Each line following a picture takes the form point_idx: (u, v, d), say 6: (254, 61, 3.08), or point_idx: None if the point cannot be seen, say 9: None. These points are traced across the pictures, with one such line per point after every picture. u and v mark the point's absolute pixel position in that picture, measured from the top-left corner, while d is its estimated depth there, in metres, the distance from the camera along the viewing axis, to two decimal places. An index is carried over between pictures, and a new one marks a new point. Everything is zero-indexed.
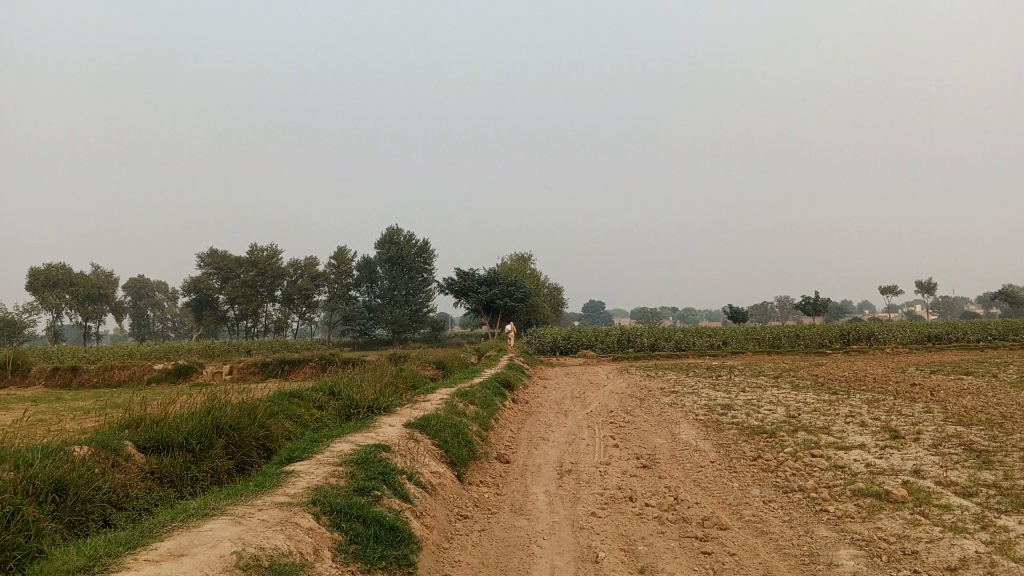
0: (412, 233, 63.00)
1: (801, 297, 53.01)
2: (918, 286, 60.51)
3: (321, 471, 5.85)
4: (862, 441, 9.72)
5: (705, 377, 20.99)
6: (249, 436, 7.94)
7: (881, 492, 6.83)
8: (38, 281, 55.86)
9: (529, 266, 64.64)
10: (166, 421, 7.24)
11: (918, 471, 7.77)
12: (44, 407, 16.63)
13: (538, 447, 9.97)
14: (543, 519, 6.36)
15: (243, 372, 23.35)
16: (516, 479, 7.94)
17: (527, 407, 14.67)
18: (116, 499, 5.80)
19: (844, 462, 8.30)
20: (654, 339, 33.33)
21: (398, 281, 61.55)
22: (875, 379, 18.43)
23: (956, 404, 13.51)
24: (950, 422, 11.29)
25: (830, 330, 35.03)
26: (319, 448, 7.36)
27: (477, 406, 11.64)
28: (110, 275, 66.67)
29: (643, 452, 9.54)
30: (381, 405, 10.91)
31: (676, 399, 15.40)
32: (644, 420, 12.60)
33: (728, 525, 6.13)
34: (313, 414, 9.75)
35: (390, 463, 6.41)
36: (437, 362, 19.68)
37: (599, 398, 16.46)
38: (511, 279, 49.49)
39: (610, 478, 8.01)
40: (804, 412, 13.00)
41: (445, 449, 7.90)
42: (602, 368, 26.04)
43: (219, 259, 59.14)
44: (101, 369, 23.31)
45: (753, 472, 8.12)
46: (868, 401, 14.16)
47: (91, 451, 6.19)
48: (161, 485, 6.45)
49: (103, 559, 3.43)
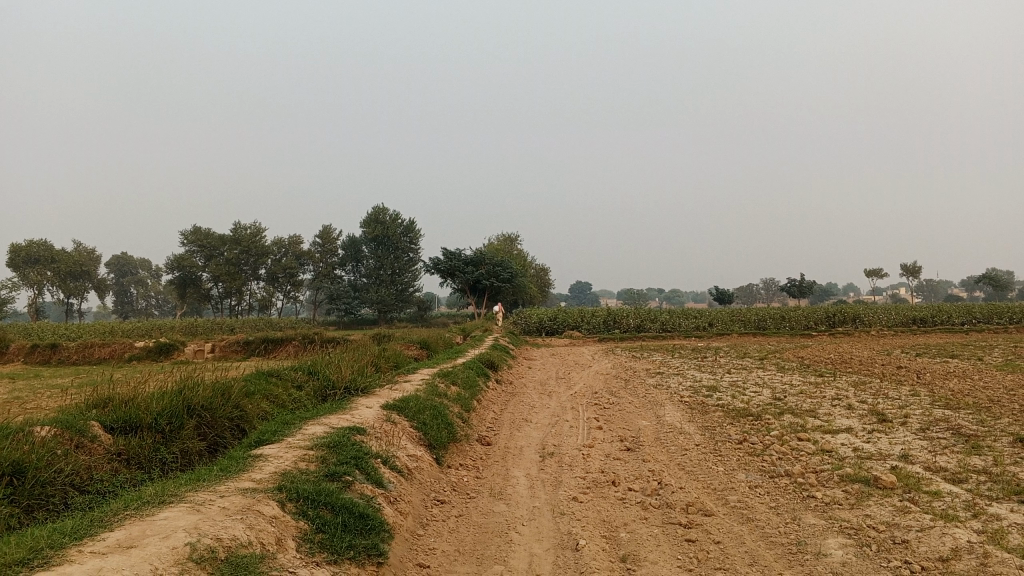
0: (397, 212, 62.41)
1: (787, 279, 53.05)
2: (903, 270, 60.83)
3: (290, 454, 5.62)
4: (849, 425, 9.56)
5: (691, 358, 20.88)
6: (222, 417, 7.70)
7: (869, 478, 6.69)
8: (19, 258, 54.98)
9: (515, 246, 64.27)
10: (135, 401, 6.97)
11: (907, 456, 7.63)
12: (21, 384, 16.32)
13: (520, 429, 9.79)
14: (523, 504, 6.16)
15: (225, 351, 23.07)
16: (496, 463, 7.75)
17: (510, 388, 14.49)
18: (79, 482, 5.55)
19: (830, 446, 8.14)
20: (639, 320, 33.20)
21: (384, 261, 61.00)
22: (861, 362, 18.34)
23: (942, 387, 13.40)
24: (938, 405, 11.18)
25: (816, 312, 34.98)
26: (291, 430, 7.10)
27: (459, 387, 11.40)
28: (92, 251, 65.96)
29: (627, 434, 9.36)
30: (359, 386, 10.63)
31: (662, 381, 15.22)
32: (629, 402, 12.44)
33: (713, 511, 5.94)
34: (290, 394, 9.52)
35: (364, 446, 6.19)
36: (422, 342, 19.44)
37: (584, 379, 16.31)
38: (497, 259, 49.20)
39: (593, 461, 7.81)
40: (790, 394, 12.88)
41: (423, 431, 7.69)
42: (588, 349, 25.90)
43: (202, 236, 58.47)
44: (81, 347, 22.93)
45: (739, 457, 7.95)
46: (854, 384, 14.05)
47: (53, 431, 5.94)
48: (128, 467, 6.21)
49: (43, 551, 3.18)
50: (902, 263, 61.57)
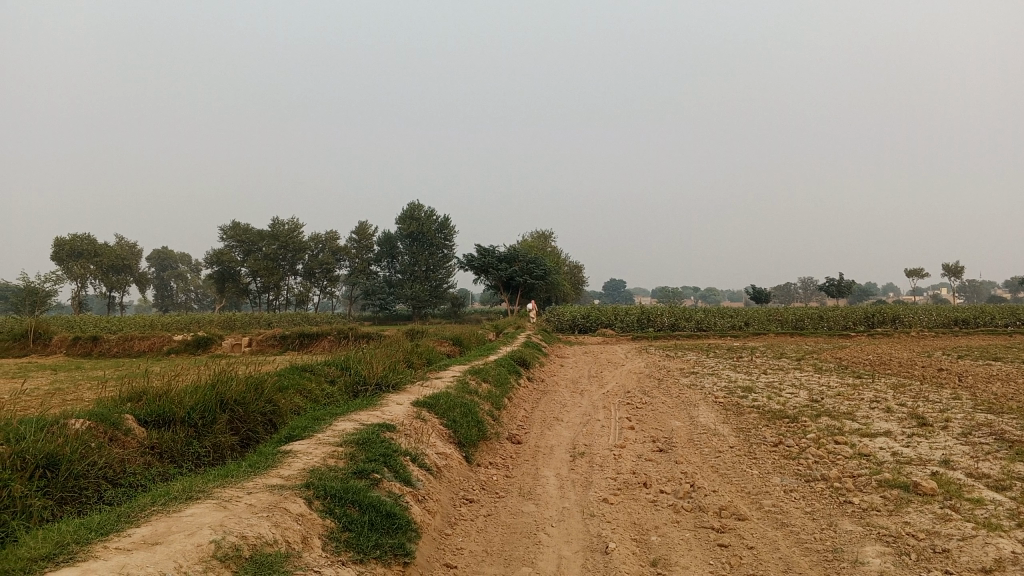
0: (432, 209, 62.57)
1: (826, 279, 52.32)
2: (944, 270, 59.67)
3: (319, 451, 5.60)
4: (887, 429, 9.34)
5: (726, 358, 20.65)
6: (255, 412, 7.73)
7: (909, 483, 6.52)
8: (63, 251, 56.10)
9: (549, 243, 64.14)
10: (168, 395, 7.03)
11: (948, 461, 7.43)
12: (64, 376, 16.60)
13: (552, 428, 9.71)
14: (553, 504, 6.10)
15: (261, 345, 23.32)
16: (526, 461, 7.69)
17: (543, 386, 14.45)
18: (112, 474, 5.60)
19: (868, 450, 7.96)
20: (674, 319, 32.93)
21: (419, 257, 61.23)
22: (900, 364, 17.98)
23: (985, 391, 13.06)
24: (980, 409, 10.90)
25: (855, 312, 34.42)
26: (321, 426, 7.11)
27: (490, 384, 11.39)
28: (134, 246, 67.11)
29: (659, 435, 9.25)
30: (390, 382, 10.63)
31: (696, 381, 15.06)
32: (662, 402, 12.30)
33: (746, 515, 5.83)
34: (323, 388, 9.56)
35: (393, 443, 6.16)
36: (454, 338, 19.45)
37: (616, 378, 16.20)
38: (530, 256, 49.14)
39: (625, 462, 7.71)
40: (827, 396, 12.65)
41: (453, 429, 7.65)
42: (621, 347, 25.79)
43: (241, 232, 59.20)
44: (122, 339, 23.32)
45: (774, 459, 7.81)
46: (894, 386, 13.77)
47: (88, 424, 6.00)
48: (161, 461, 6.26)
49: (69, 547, 3.19)
50: (944, 263, 60.38)
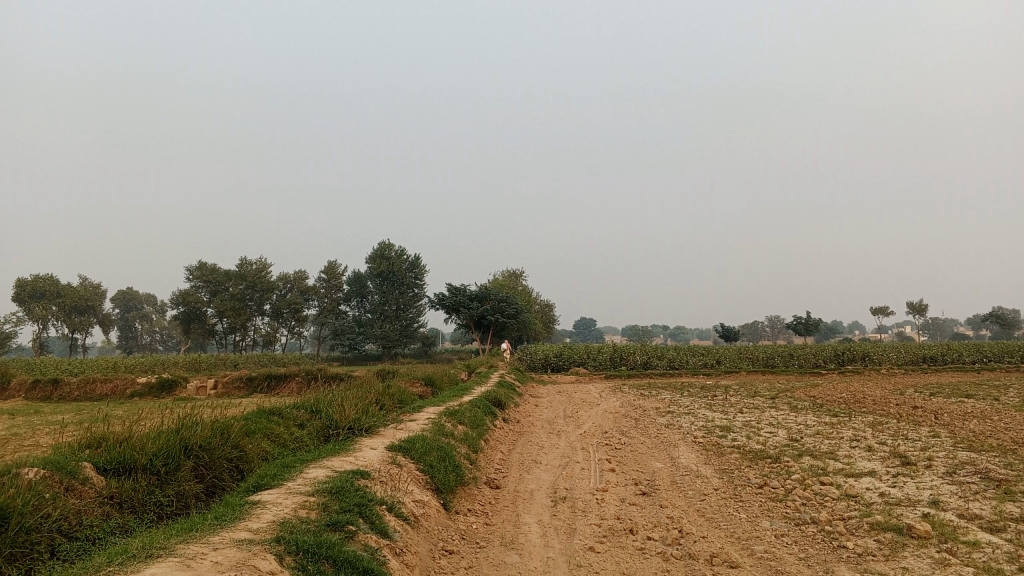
0: (402, 249, 62.29)
1: (794, 317, 52.63)
2: (909, 308, 60.46)
3: (290, 501, 5.29)
4: (871, 468, 9.17)
5: (701, 396, 20.51)
6: (221, 458, 7.36)
7: (902, 526, 6.32)
8: (25, 292, 54.90)
9: (520, 282, 63.93)
10: (130, 441, 6.65)
11: (938, 502, 7.26)
12: (22, 421, 15.94)
13: (530, 471, 9.44)
14: (536, 554, 5.81)
15: (228, 387, 22.74)
16: (506, 508, 7.40)
17: (518, 427, 14.11)
18: (68, 528, 5.24)
19: (856, 491, 7.78)
20: (646, 357, 32.82)
21: (388, 296, 60.74)
22: (875, 401, 17.92)
23: (963, 428, 12.96)
24: (961, 447, 10.79)
25: (825, 349, 34.59)
26: (291, 474, 6.76)
27: (466, 426, 11.06)
28: (98, 287, 65.93)
29: (642, 478, 8.99)
30: (362, 426, 10.26)
31: (673, 421, 14.82)
32: (641, 442, 12.05)
33: (738, 562, 5.59)
34: (293, 433, 9.19)
35: (369, 492, 5.85)
36: (427, 378, 19.09)
37: (593, 417, 15.91)
38: (501, 295, 48.91)
39: (607, 507, 7.44)
40: (806, 434, 12.50)
41: (430, 475, 7.36)
42: (595, 386, 25.54)
43: (208, 272, 58.41)
44: (83, 382, 22.59)
45: (761, 502, 7.59)
46: (871, 425, 13.65)
47: (42, 474, 5.63)
48: (120, 511, 5.88)
49: None
50: (909, 301, 61.18)
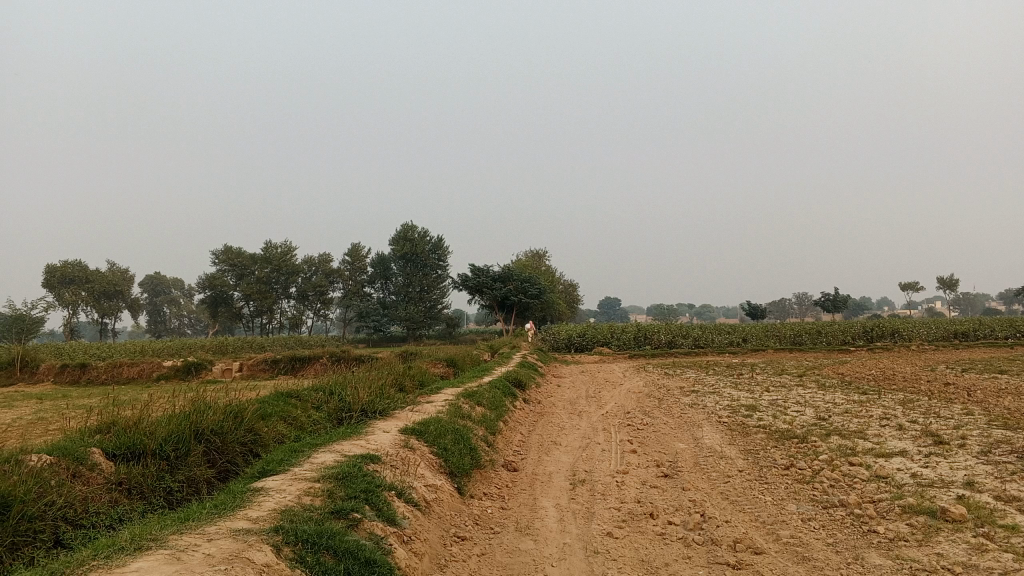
0: (425, 230, 62.11)
1: (821, 294, 51.79)
2: (940, 283, 59.42)
3: (294, 488, 5.11)
4: (903, 448, 8.84)
5: (726, 375, 20.20)
6: (233, 442, 7.23)
7: (936, 509, 6.02)
8: (54, 278, 55.59)
9: (543, 262, 63.57)
10: (140, 425, 6.52)
11: (972, 483, 6.96)
12: (49, 405, 16.04)
13: (550, 453, 9.22)
14: (553, 540, 5.60)
15: (253, 370, 22.77)
16: (523, 491, 7.21)
17: (539, 408, 13.92)
18: (73, 516, 5.11)
19: (887, 472, 7.48)
20: (671, 336, 32.48)
21: (412, 278, 60.82)
22: (906, 379, 17.46)
23: (998, 406, 12.54)
24: (995, 425, 10.43)
25: (853, 326, 34.04)
26: (300, 459, 6.61)
27: (484, 407, 10.89)
28: (126, 271, 66.59)
29: (664, 459, 8.76)
30: (377, 408, 10.08)
31: (697, 400, 14.53)
32: (663, 422, 11.79)
33: (763, 548, 5.35)
34: (310, 416, 9.07)
35: (377, 477, 5.66)
36: (448, 359, 18.95)
37: (616, 398, 15.66)
38: (524, 275, 48.66)
39: (628, 490, 7.22)
40: (834, 413, 12.17)
41: (444, 458, 7.18)
42: (618, 366, 25.31)
43: (233, 256, 58.73)
44: (111, 365, 22.70)
45: (787, 484, 7.32)
46: (902, 403, 13.25)
47: (50, 460, 5.51)
48: (129, 498, 5.75)
49: None
50: (939, 277, 60.12)
